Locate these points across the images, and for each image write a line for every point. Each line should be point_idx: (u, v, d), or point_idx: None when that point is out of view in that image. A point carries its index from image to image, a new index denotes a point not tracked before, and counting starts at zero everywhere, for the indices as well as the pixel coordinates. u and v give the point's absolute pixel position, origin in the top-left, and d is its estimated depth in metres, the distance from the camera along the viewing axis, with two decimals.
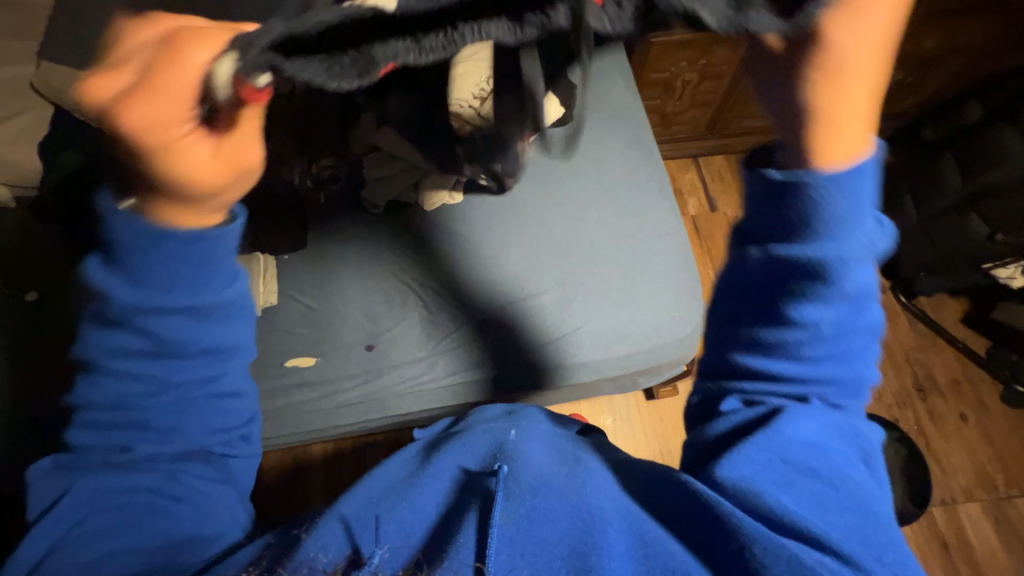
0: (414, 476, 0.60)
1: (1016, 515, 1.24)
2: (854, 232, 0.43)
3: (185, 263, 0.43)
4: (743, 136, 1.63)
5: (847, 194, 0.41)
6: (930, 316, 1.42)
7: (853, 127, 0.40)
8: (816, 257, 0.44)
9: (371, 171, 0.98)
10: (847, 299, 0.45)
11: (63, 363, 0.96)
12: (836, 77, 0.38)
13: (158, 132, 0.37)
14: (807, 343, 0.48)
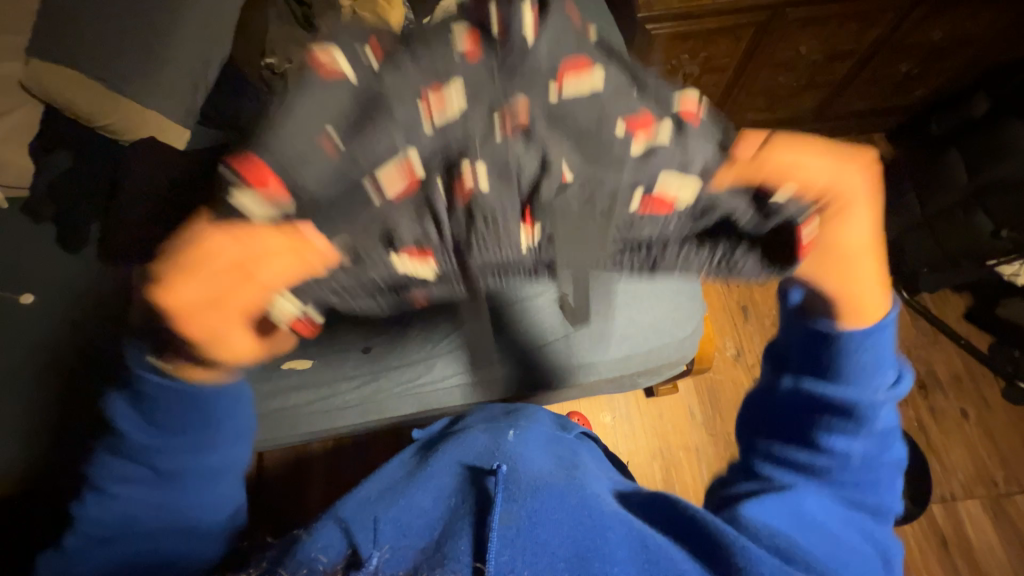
0: (410, 479, 0.60)
1: (1016, 512, 1.24)
2: (879, 377, 0.49)
3: (188, 404, 0.50)
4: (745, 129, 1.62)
5: (874, 340, 0.48)
6: (932, 312, 1.42)
7: (866, 294, 0.47)
8: (845, 392, 0.50)
9: None
10: (874, 432, 0.50)
11: (51, 365, 0.93)
12: (849, 279, 0.47)
13: (209, 328, 0.44)
14: (837, 464, 0.51)
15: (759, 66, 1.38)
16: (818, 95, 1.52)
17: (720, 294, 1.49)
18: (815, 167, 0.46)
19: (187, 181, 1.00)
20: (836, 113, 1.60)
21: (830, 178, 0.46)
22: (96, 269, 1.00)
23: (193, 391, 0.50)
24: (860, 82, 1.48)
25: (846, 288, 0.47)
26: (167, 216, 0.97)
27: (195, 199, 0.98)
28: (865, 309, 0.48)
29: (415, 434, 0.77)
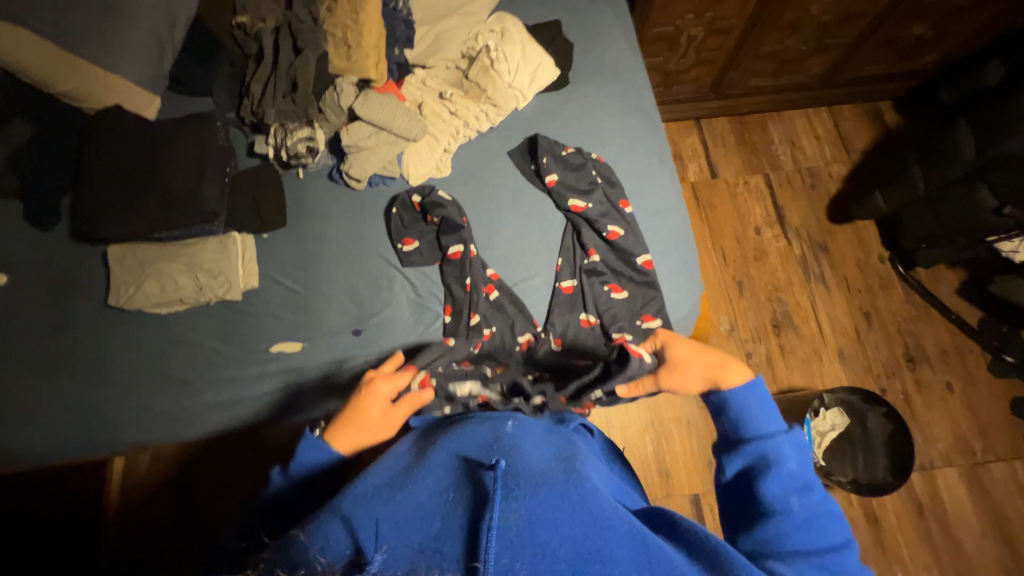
0: (408, 469, 0.53)
1: (991, 479, 1.29)
2: (771, 427, 0.64)
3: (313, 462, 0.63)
4: (748, 96, 1.55)
5: (743, 395, 0.65)
6: (925, 286, 1.42)
7: (718, 366, 0.68)
8: (760, 445, 0.62)
9: (349, 146, 0.92)
10: (796, 478, 0.60)
11: (27, 348, 0.90)
12: (716, 367, 0.68)
13: (367, 394, 0.66)
14: (791, 524, 0.57)
15: (766, 29, 1.30)
16: (826, 60, 1.45)
17: (717, 269, 1.47)
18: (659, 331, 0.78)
19: (162, 157, 0.94)
20: (843, 79, 1.53)
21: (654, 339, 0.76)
22: (71, 248, 0.95)
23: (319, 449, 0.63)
24: (871, 47, 1.41)
25: (706, 366, 0.69)
26: (144, 194, 0.92)
27: (169, 175, 0.93)
28: (724, 378, 0.67)
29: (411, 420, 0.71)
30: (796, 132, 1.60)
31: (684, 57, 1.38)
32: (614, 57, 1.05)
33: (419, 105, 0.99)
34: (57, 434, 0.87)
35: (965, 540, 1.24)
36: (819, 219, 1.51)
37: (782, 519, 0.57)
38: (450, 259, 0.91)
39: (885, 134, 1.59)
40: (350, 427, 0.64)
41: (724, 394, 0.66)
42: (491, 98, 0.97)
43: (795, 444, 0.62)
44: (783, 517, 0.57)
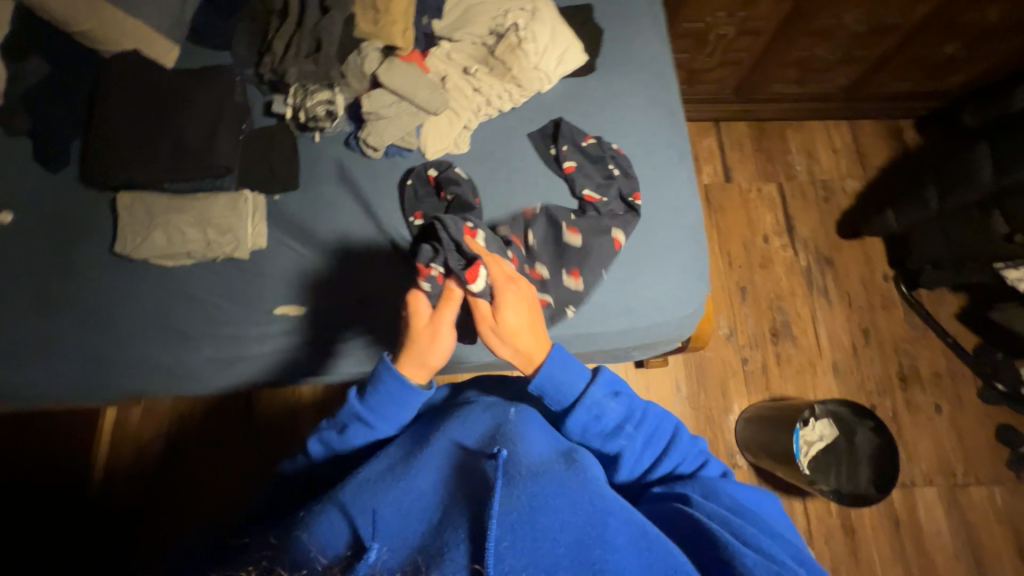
0: (408, 457, 0.55)
1: (968, 501, 1.31)
2: (584, 385, 0.59)
3: (396, 402, 0.60)
4: (771, 102, 1.54)
5: (548, 369, 0.58)
6: (925, 308, 1.43)
7: (529, 350, 0.59)
8: (584, 407, 0.59)
9: (368, 112, 0.91)
10: (620, 415, 0.59)
11: (28, 289, 0.90)
12: (513, 340, 0.58)
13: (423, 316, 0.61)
14: (635, 455, 0.60)
15: (797, 34, 1.29)
16: (852, 72, 1.44)
17: (722, 273, 1.47)
18: (497, 266, 0.61)
19: (177, 107, 0.93)
20: (867, 93, 1.52)
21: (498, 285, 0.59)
22: (78, 193, 0.94)
23: (399, 387, 0.60)
24: (899, 63, 1.40)
25: (521, 349, 0.59)
26: (156, 144, 0.90)
27: (184, 126, 0.92)
28: (533, 358, 0.59)
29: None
30: (814, 143, 1.59)
31: (711, 56, 1.36)
32: (642, 48, 1.03)
33: (443, 79, 0.97)
34: (55, 378, 0.87)
35: (937, 557, 1.27)
36: (828, 232, 1.51)
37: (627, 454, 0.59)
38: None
39: (903, 153, 1.58)
40: (416, 356, 0.61)
41: (535, 380, 0.59)
42: (516, 78, 0.96)
43: (607, 384, 0.60)
44: (626, 452, 0.59)
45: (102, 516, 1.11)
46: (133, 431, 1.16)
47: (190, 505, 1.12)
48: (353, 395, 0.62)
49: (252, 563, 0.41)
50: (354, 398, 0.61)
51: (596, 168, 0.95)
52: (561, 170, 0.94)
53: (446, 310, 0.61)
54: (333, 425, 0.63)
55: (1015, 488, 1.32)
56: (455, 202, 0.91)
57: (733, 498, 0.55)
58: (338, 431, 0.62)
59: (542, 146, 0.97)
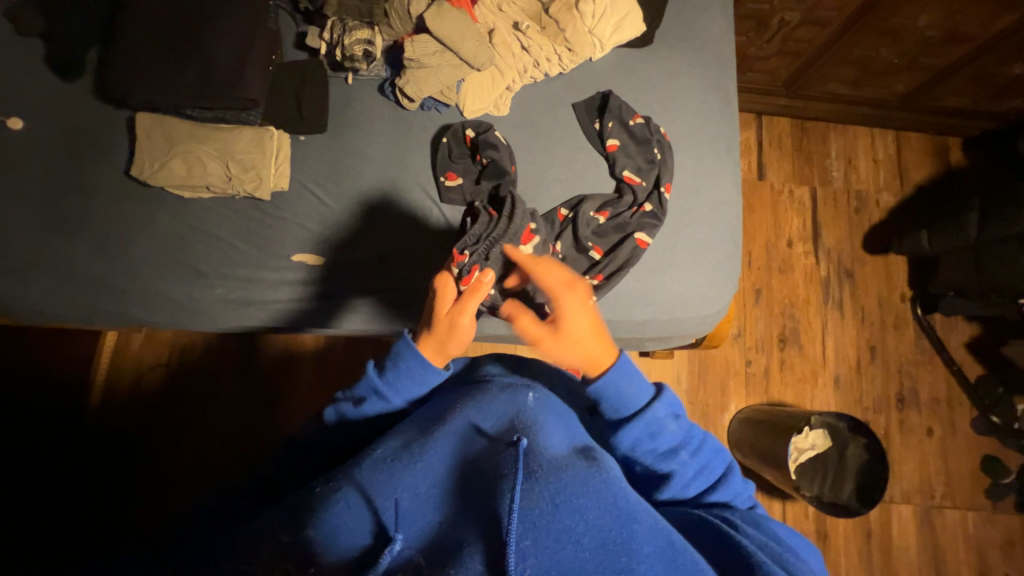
0: (423, 432, 0.54)
1: (941, 523, 1.35)
2: (649, 401, 0.59)
3: (415, 380, 0.60)
4: (819, 101, 1.46)
5: (614, 376, 0.57)
6: (936, 333, 1.42)
7: (594, 355, 0.58)
8: (646, 423, 0.58)
9: (409, 60, 0.85)
10: (677, 436, 0.59)
11: (38, 202, 0.86)
12: (579, 344, 0.59)
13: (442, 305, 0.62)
14: (685, 478, 0.59)
15: (865, 32, 1.20)
16: (911, 80, 1.36)
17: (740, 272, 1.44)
18: (553, 274, 0.63)
19: (205, 27, 0.86)
20: (921, 105, 1.44)
21: (556, 290, 0.61)
22: (95, 108, 0.89)
23: (419, 367, 0.60)
24: (962, 77, 1.32)
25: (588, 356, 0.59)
26: (180, 64, 0.85)
27: (211, 48, 0.86)
28: (600, 364, 0.58)
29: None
30: (855, 150, 1.53)
31: (768, 43, 1.28)
32: (704, 25, 0.97)
33: (490, 32, 0.90)
34: (62, 299, 0.85)
35: (900, 570, 1.32)
36: (854, 244, 1.48)
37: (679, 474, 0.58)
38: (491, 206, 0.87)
39: (944, 172, 1.52)
40: (434, 340, 0.61)
41: (597, 384, 0.58)
42: (567, 41, 0.89)
43: (669, 406, 0.60)
44: (680, 470, 0.59)
45: (100, 435, 1.12)
46: (133, 357, 1.16)
47: (185, 434, 1.14)
48: (372, 370, 0.62)
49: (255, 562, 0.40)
50: (373, 373, 0.62)
51: (643, 152, 0.90)
52: (603, 148, 0.90)
53: (468, 301, 0.60)
54: (350, 398, 0.63)
55: (988, 517, 1.36)
56: (490, 167, 0.87)
57: (776, 531, 0.56)
58: (354, 404, 0.62)
59: (589, 119, 0.92)
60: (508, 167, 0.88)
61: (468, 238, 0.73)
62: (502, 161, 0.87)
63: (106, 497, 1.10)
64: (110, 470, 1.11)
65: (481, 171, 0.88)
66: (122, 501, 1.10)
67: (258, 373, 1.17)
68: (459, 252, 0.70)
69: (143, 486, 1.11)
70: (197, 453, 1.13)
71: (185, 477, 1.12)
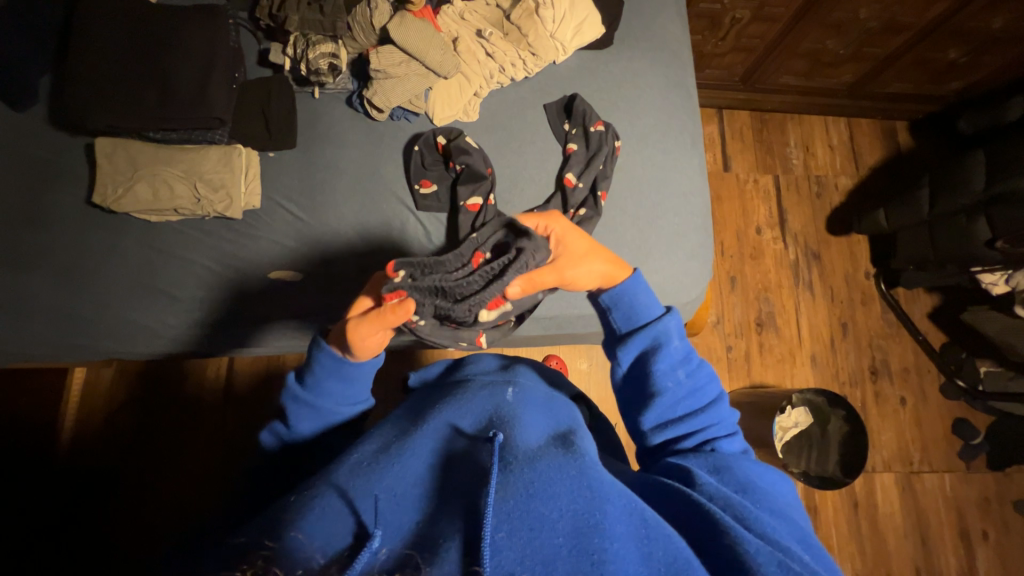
0: (402, 435, 0.54)
1: (921, 487, 1.41)
2: (655, 314, 0.65)
3: (336, 377, 0.60)
4: (775, 93, 1.53)
5: (629, 285, 0.65)
6: (901, 306, 1.49)
7: (610, 264, 0.67)
8: (649, 334, 0.63)
9: (376, 70, 0.86)
10: (677, 357, 0.62)
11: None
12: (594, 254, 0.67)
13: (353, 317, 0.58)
14: (676, 403, 0.61)
15: (811, 26, 1.27)
16: (857, 69, 1.44)
17: (715, 261, 1.49)
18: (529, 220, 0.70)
19: (163, 48, 0.85)
20: (868, 92, 1.53)
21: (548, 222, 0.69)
22: (52, 137, 0.87)
23: (338, 365, 0.59)
24: (903, 63, 1.40)
25: (602, 277, 0.66)
26: (140, 86, 0.83)
27: (170, 69, 0.84)
28: (615, 266, 0.67)
29: (408, 378, 0.77)
30: (812, 138, 1.61)
31: (723, 40, 1.34)
32: (660, 26, 1.01)
33: (454, 41, 0.92)
34: (26, 335, 0.82)
35: (889, 536, 1.36)
36: (818, 227, 1.55)
37: (671, 393, 0.61)
38: (467, 210, 0.87)
39: (895, 154, 1.61)
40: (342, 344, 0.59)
41: (613, 291, 0.65)
42: (531, 46, 0.91)
43: (675, 325, 0.64)
44: (671, 389, 0.61)
45: (73, 478, 1.07)
46: (105, 392, 1.11)
47: (165, 468, 1.10)
48: (293, 380, 0.61)
49: (246, 563, 0.39)
50: (293, 382, 0.61)
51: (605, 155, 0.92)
52: (563, 151, 0.92)
53: (369, 325, 0.56)
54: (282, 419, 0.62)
55: (964, 477, 1.42)
56: (464, 172, 0.88)
57: (753, 479, 0.55)
58: (286, 424, 0.62)
59: (557, 121, 0.94)
60: (484, 171, 0.89)
61: (418, 259, 0.63)
62: (476, 165, 0.88)
63: (87, 540, 1.05)
64: (89, 511, 1.06)
65: (456, 176, 0.89)
66: (105, 542, 1.05)
67: (240, 398, 1.14)
68: (393, 269, 0.60)
69: (126, 526, 1.06)
70: (178, 487, 1.09)
71: (168, 512, 1.08)
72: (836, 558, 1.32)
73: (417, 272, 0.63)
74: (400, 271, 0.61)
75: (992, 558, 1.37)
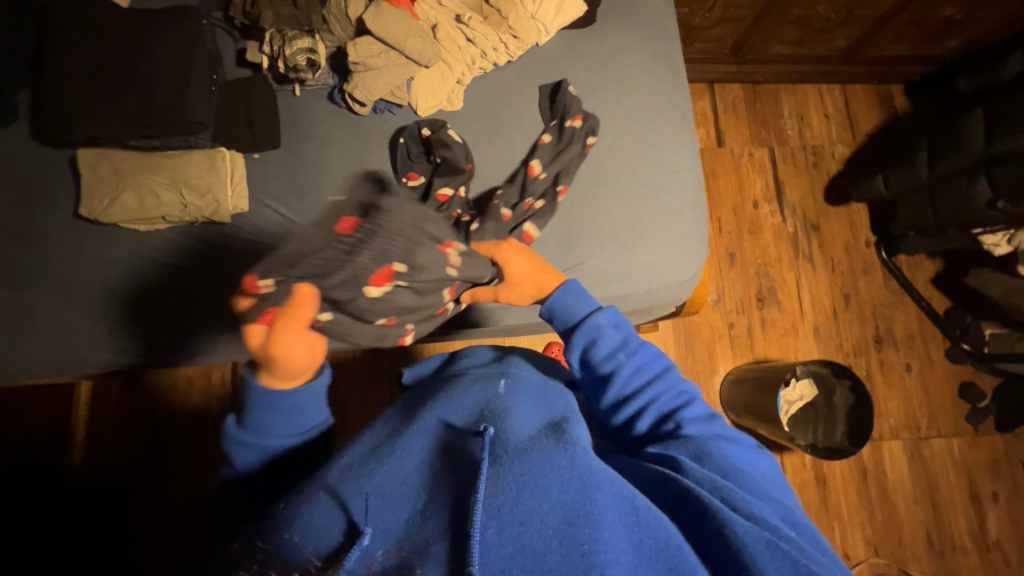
0: (393, 434, 0.53)
1: (930, 453, 1.41)
2: (584, 309, 0.68)
3: (275, 408, 0.57)
4: (767, 64, 1.50)
5: (556, 294, 0.70)
6: (903, 273, 1.48)
7: (542, 280, 0.72)
8: (582, 329, 0.66)
9: (354, 63, 0.84)
10: (619, 344, 0.64)
11: None
12: (527, 276, 0.73)
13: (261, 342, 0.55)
14: (628, 387, 0.62)
15: None
16: (849, 34, 1.41)
17: (712, 238, 1.47)
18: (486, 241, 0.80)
19: (138, 54, 0.83)
20: (863, 57, 1.49)
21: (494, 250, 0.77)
22: (35, 151, 0.86)
23: (274, 395, 0.56)
24: (896, 25, 1.37)
25: (539, 284, 0.73)
26: (118, 94, 0.82)
27: (147, 75, 0.83)
28: (546, 284, 0.72)
29: (403, 375, 0.77)
30: (807, 108, 1.58)
31: (710, 12, 1.31)
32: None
33: (433, 28, 0.90)
34: (25, 352, 0.82)
35: (899, 502, 1.37)
36: (817, 198, 1.53)
37: (616, 379, 0.63)
38: (435, 198, 0.86)
39: (892, 119, 1.58)
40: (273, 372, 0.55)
41: (546, 302, 0.69)
42: (512, 29, 0.89)
43: (607, 316, 0.67)
44: (619, 375, 0.63)
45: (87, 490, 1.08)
46: (112, 404, 1.12)
47: (179, 474, 1.11)
48: (232, 423, 0.59)
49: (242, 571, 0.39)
50: (232, 425, 0.58)
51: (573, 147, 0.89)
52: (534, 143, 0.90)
53: (290, 330, 0.54)
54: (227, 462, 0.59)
55: (972, 441, 1.42)
56: (444, 164, 0.87)
57: (739, 464, 0.55)
58: (230, 463, 0.59)
59: (543, 107, 0.93)
60: (464, 163, 0.88)
61: (291, 272, 0.61)
62: (454, 159, 0.87)
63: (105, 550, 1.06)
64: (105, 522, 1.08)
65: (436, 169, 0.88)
66: (123, 550, 1.07)
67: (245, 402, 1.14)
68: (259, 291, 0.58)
69: (144, 533, 1.08)
70: (192, 493, 1.11)
71: (184, 518, 1.09)
72: (846, 527, 1.33)
73: (287, 274, 0.61)
74: (266, 282, 0.61)
75: (1004, 519, 1.38)
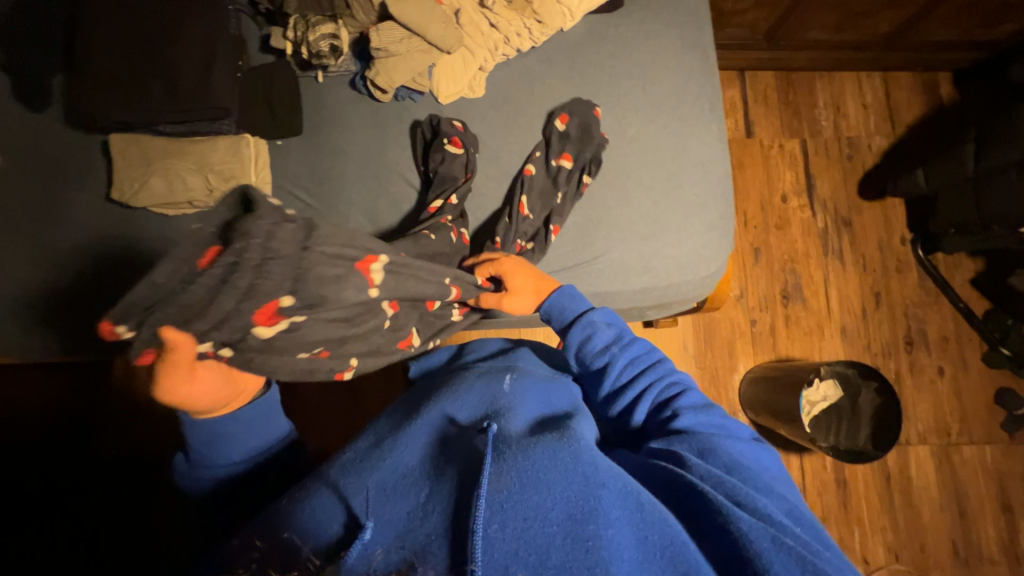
0: (396, 428, 0.54)
1: (960, 459, 1.35)
2: (580, 307, 0.70)
3: (215, 435, 0.58)
4: (802, 50, 1.43)
5: (556, 297, 0.71)
6: (940, 272, 1.41)
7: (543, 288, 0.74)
8: (578, 326, 0.67)
9: (377, 50, 0.83)
10: (613, 339, 0.66)
11: (25, 238, 0.86)
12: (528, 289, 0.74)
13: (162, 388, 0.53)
14: (622, 381, 0.64)
15: None
16: (894, 18, 1.33)
17: (737, 233, 1.43)
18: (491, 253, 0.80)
19: (163, 41, 0.84)
20: (907, 43, 1.41)
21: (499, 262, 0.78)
22: (70, 138, 0.89)
23: (210, 423, 0.58)
24: (945, 9, 1.28)
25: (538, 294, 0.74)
26: (145, 80, 0.83)
27: (171, 61, 0.84)
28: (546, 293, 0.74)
29: (411, 367, 0.77)
30: (843, 97, 1.51)
31: None
32: None
33: (456, 13, 0.87)
34: (60, 331, 0.85)
35: (924, 509, 1.32)
36: (850, 192, 1.46)
37: (609, 373, 0.64)
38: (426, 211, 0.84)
39: (936, 109, 1.49)
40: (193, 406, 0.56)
41: (545, 305, 0.71)
42: (536, 13, 0.87)
43: (603, 314, 0.68)
44: (613, 369, 0.64)
45: None
46: None
47: None
48: (180, 458, 0.61)
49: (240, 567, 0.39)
50: (180, 459, 0.61)
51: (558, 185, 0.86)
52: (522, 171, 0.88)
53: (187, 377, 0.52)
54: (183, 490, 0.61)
55: (1007, 449, 1.36)
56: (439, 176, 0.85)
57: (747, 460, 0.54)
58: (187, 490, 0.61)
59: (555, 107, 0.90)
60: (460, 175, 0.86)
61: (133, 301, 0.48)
62: (447, 171, 0.85)
63: None
64: None
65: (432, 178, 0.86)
66: None
67: None
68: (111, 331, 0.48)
69: None
70: None
71: None
72: (866, 531, 1.30)
73: (141, 315, 0.48)
74: (121, 328, 0.48)
75: None
